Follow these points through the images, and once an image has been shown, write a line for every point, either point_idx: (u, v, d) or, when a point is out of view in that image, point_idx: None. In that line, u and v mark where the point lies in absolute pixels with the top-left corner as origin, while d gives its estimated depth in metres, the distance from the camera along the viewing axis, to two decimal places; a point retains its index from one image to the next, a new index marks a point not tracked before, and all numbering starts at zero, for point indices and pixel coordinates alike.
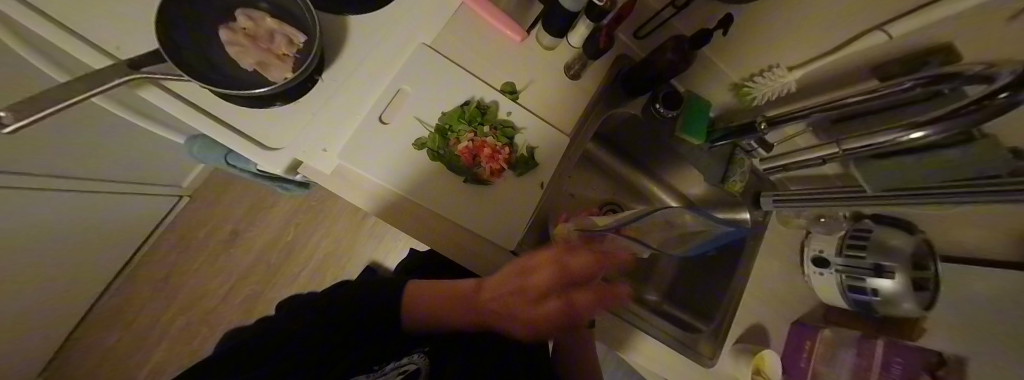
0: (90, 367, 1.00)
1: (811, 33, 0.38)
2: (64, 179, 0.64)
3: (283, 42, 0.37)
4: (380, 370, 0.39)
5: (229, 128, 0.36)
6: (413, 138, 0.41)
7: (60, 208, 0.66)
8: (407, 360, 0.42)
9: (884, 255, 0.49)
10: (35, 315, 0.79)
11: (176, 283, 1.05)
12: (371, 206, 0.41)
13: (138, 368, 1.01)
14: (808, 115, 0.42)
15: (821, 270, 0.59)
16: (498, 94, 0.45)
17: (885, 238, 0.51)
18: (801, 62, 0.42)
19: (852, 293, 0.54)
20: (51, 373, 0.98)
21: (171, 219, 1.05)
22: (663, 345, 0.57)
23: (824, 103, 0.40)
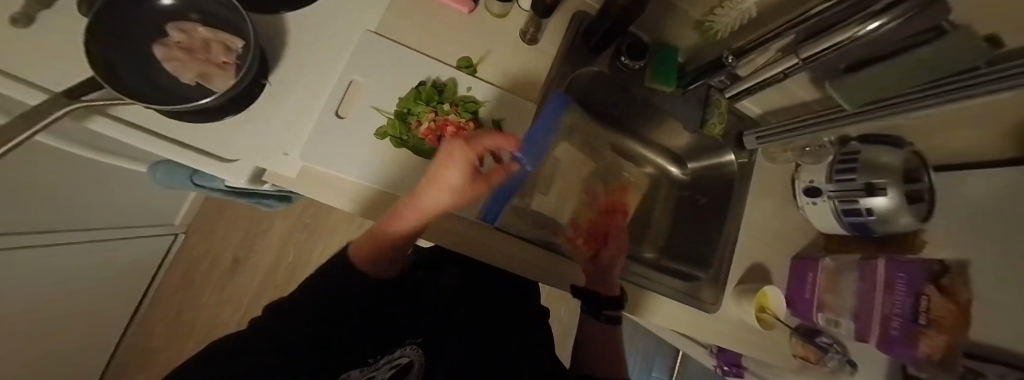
0: None
1: None
2: (57, 232, 0.64)
3: (220, 49, 0.36)
4: (375, 364, 0.33)
5: (181, 145, 0.36)
6: (373, 128, 0.41)
7: (60, 260, 0.67)
8: (400, 352, 0.35)
9: (876, 173, 0.48)
10: (57, 366, 0.81)
11: (189, 318, 1.06)
12: (345, 204, 0.40)
13: None
14: (777, 37, 0.40)
15: (814, 200, 0.58)
16: (454, 71, 0.44)
17: (874, 156, 0.49)
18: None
19: (848, 217, 0.53)
20: None
21: (171, 256, 1.06)
22: (672, 302, 0.55)
23: (790, 21, 0.38)
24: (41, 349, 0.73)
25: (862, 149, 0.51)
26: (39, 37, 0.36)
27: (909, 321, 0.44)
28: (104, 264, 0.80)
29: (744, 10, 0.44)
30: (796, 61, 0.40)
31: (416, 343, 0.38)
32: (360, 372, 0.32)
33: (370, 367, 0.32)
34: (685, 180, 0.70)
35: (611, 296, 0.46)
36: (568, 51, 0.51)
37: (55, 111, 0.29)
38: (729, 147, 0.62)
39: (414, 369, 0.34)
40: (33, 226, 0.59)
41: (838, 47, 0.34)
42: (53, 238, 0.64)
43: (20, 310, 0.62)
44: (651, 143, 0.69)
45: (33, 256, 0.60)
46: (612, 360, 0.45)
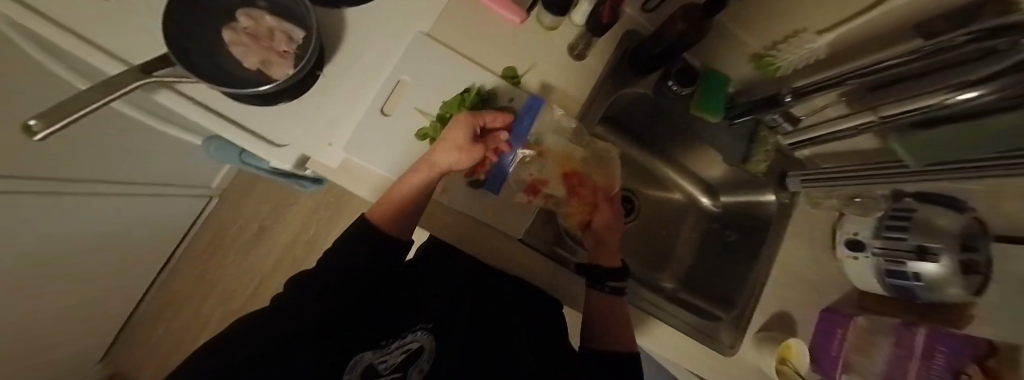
0: (150, 346, 1.14)
1: (830, 4, 0.36)
2: (110, 184, 0.70)
3: (283, 39, 0.37)
4: (387, 347, 0.35)
5: (237, 126, 0.38)
6: (413, 129, 0.41)
7: (107, 213, 0.73)
8: (411, 337, 0.37)
9: (933, 237, 0.43)
10: (91, 305, 0.89)
11: (214, 276, 1.14)
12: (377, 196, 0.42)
13: (189, 348, 1.14)
14: (842, 82, 0.38)
15: (855, 254, 0.54)
16: (499, 80, 0.44)
17: (932, 218, 0.45)
18: (830, 24, 0.39)
19: (891, 278, 0.49)
20: (118, 348, 1.13)
21: (205, 217, 1.13)
22: (690, 340, 0.53)
23: (858, 69, 0.36)
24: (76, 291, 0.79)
25: (921, 208, 0.47)
26: (119, 9, 0.39)
27: None
28: (143, 220, 0.86)
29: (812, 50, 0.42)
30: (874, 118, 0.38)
31: (426, 329, 0.39)
32: (373, 355, 0.34)
33: (382, 351, 0.35)
34: (715, 212, 0.69)
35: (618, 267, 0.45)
36: (613, 70, 0.49)
37: (131, 84, 0.30)
38: (770, 187, 0.58)
39: (423, 356, 0.37)
40: (91, 175, 0.64)
41: (927, 112, 0.31)
42: (107, 189, 0.70)
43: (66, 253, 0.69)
44: (685, 173, 0.67)
45: (87, 203, 0.66)
46: (621, 326, 0.42)
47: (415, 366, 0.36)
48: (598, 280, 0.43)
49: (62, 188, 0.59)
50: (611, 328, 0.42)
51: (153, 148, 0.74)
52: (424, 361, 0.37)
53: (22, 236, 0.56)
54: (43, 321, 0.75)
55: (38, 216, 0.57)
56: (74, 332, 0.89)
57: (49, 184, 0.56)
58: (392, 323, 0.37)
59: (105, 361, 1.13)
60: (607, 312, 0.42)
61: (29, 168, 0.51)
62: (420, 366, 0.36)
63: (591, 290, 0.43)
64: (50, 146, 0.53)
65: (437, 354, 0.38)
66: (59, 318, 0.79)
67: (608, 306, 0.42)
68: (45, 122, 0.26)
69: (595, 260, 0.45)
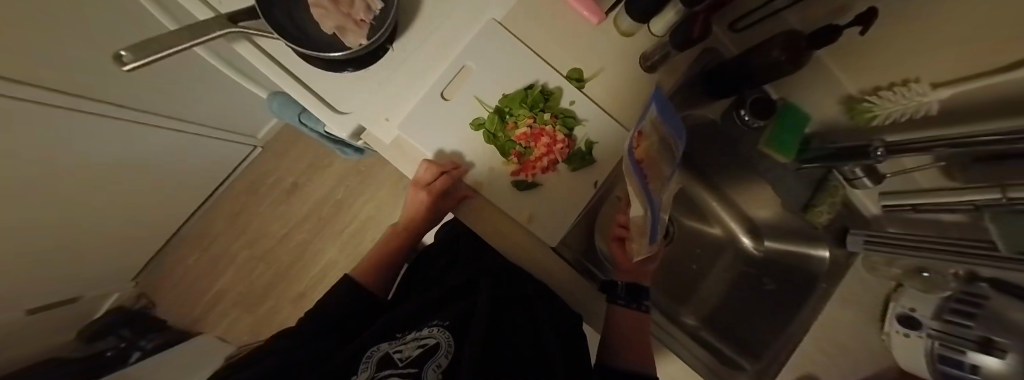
0: (184, 270, 1.25)
1: (943, 60, 0.32)
2: (124, 111, 0.73)
3: (362, 8, 0.37)
4: (401, 339, 0.38)
5: (305, 88, 0.39)
6: (471, 118, 0.41)
7: (129, 137, 0.77)
8: (427, 330, 0.38)
9: (1005, 331, 0.35)
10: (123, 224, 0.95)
11: (245, 219, 1.21)
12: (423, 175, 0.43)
13: (215, 280, 1.24)
14: (926, 149, 0.34)
15: (907, 331, 0.46)
16: (565, 80, 0.42)
17: (1003, 308, 0.37)
18: (946, 78, 0.32)
19: (944, 364, 0.41)
20: (156, 266, 1.25)
21: (247, 163, 1.19)
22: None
23: (952, 137, 0.32)
24: (106, 204, 0.85)
25: (993, 296, 0.39)
26: None
27: None
28: (177, 152, 0.90)
29: (921, 105, 0.36)
30: (997, 197, 0.31)
31: (441, 326, 0.38)
32: (387, 346, 0.37)
33: (397, 342, 0.38)
34: (755, 254, 0.66)
35: (644, 284, 0.43)
36: (684, 92, 0.48)
37: (217, 32, 0.31)
38: (826, 241, 0.55)
39: (440, 350, 0.35)
40: (107, 98, 0.68)
41: None
42: (124, 116, 0.73)
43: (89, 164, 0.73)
44: (731, 206, 0.65)
45: (99, 124, 0.69)
46: (640, 340, 0.40)
47: (431, 360, 0.33)
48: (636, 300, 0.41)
49: (65, 103, 0.61)
50: (629, 341, 0.40)
51: (181, 79, 0.77)
52: (441, 357, 0.34)
53: (38, 136, 0.60)
54: (70, 226, 0.81)
55: (44, 124, 0.60)
56: (109, 244, 0.98)
57: (60, 97, 0.60)
58: (410, 325, 0.41)
59: (140, 278, 1.25)
60: (628, 326, 0.41)
61: (40, 76, 0.55)
62: (436, 361, 0.33)
63: (611, 304, 0.41)
64: (63, 53, 0.56)
65: (455, 347, 0.35)
66: (89, 226, 0.86)
67: (632, 324, 0.40)
68: (135, 55, 0.26)
69: (621, 277, 0.43)
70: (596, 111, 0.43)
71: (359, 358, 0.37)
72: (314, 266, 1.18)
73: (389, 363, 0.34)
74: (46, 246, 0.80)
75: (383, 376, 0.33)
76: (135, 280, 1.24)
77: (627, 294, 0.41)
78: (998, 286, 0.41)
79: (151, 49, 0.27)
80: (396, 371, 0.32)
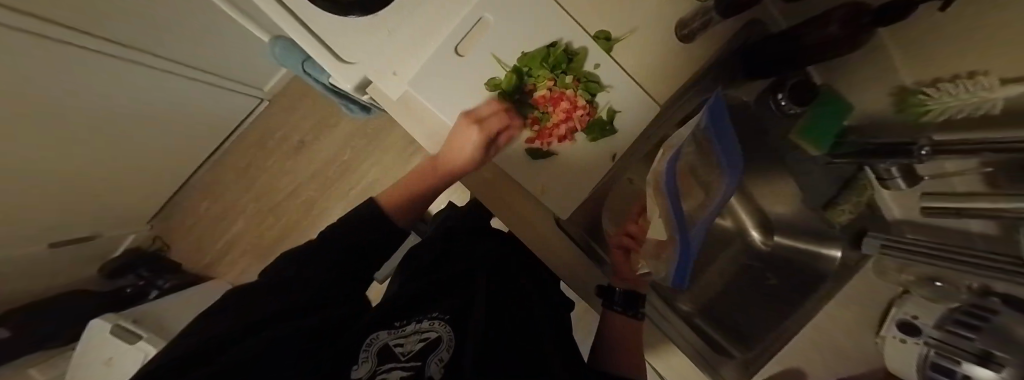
0: (196, 217, 1.28)
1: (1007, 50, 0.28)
2: (125, 50, 0.74)
3: None
4: (401, 329, 0.36)
5: (307, 31, 0.36)
6: (487, 77, 0.37)
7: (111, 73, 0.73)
8: (427, 326, 0.36)
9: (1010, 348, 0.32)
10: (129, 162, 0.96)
11: (254, 172, 1.22)
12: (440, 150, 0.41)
13: (226, 229, 1.27)
14: (975, 151, 0.31)
15: (908, 337, 0.44)
16: (592, 40, 0.38)
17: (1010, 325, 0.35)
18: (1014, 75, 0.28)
19: (936, 373, 0.39)
20: (170, 211, 1.29)
21: (255, 115, 1.19)
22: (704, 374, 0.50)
23: (1002, 141, 0.29)
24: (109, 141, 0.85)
25: (1002, 310, 0.37)
26: None
27: None
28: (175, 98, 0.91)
29: (986, 101, 0.31)
30: None
31: (441, 319, 0.38)
32: (387, 336, 0.35)
33: (396, 331, 0.35)
34: (762, 250, 0.64)
35: (643, 294, 0.42)
36: (721, 66, 0.44)
37: None
38: (840, 243, 0.54)
39: (442, 344, 0.34)
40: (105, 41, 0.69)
41: None
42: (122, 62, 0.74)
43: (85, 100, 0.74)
44: (747, 200, 0.62)
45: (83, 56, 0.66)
46: (629, 344, 0.40)
47: (434, 353, 0.33)
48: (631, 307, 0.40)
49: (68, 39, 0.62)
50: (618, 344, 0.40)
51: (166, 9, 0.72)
52: (443, 351, 0.33)
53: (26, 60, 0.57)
54: (71, 158, 0.82)
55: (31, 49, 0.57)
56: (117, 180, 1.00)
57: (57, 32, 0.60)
58: (410, 313, 0.39)
59: (154, 220, 1.30)
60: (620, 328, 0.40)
61: (44, 12, 0.56)
62: (439, 355, 0.33)
63: (607, 310, 0.40)
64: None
65: (456, 342, 0.35)
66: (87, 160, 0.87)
67: (626, 329, 0.40)
68: None
69: (618, 284, 0.42)
70: (623, 81, 0.39)
71: (357, 342, 0.33)
72: (320, 223, 1.19)
73: (390, 356, 0.32)
74: (48, 177, 0.81)
75: (385, 369, 0.31)
76: (150, 224, 1.29)
77: (623, 301, 0.40)
78: (1011, 302, 0.38)
79: None
80: (399, 365, 0.31)
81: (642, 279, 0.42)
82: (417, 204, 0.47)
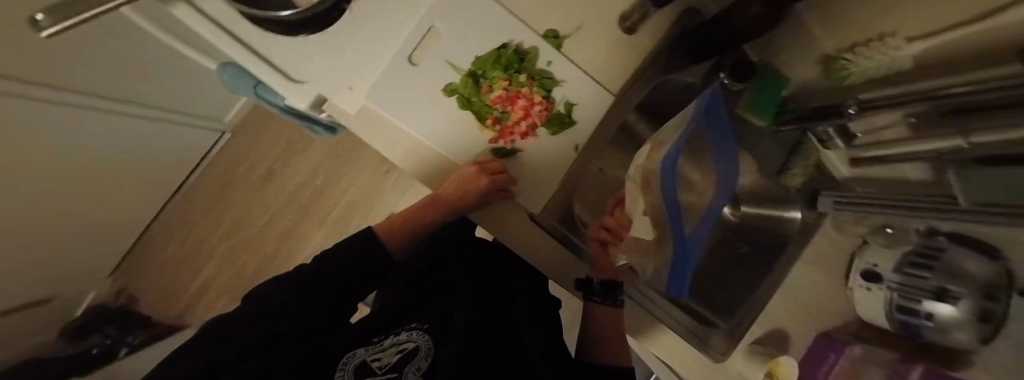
0: (163, 263, 1.22)
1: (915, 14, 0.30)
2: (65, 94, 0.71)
3: None
4: (379, 345, 0.42)
5: (257, 56, 0.35)
6: (444, 83, 0.38)
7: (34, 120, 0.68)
8: (405, 337, 0.41)
9: (961, 285, 0.37)
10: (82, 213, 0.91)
11: (223, 208, 1.18)
12: (408, 162, 0.41)
13: (198, 271, 1.21)
14: (899, 104, 0.34)
15: (869, 285, 0.47)
16: (541, 39, 0.40)
17: (959, 261, 0.38)
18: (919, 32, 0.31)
19: (902, 315, 0.43)
20: (135, 259, 1.23)
21: (219, 147, 1.16)
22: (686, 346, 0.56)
23: (923, 92, 0.31)
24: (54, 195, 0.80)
25: (947, 248, 0.41)
26: None
27: None
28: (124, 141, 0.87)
29: (898, 60, 0.35)
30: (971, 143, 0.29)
31: (420, 329, 0.43)
32: (365, 352, 0.41)
33: (374, 347, 0.42)
34: (733, 220, 0.65)
35: (621, 282, 0.44)
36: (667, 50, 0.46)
37: None
38: (798, 203, 0.57)
39: (419, 353, 0.40)
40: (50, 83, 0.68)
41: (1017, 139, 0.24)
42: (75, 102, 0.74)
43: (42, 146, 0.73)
44: None
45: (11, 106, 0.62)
46: (609, 334, 0.43)
47: (411, 364, 0.39)
48: (609, 297, 0.43)
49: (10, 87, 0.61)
50: (599, 332, 0.44)
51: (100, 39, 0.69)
52: (419, 360, 0.39)
53: None
54: (13, 216, 0.77)
55: None
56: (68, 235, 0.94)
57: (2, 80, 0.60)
58: (387, 328, 0.44)
59: (116, 272, 1.23)
60: (605, 320, 0.43)
61: None
62: (417, 364, 0.39)
63: (587, 301, 0.43)
64: None
65: (434, 349, 0.40)
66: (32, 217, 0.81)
67: (608, 318, 0.43)
68: (53, 19, 0.25)
69: (596, 276, 0.44)
70: (574, 73, 0.41)
71: (334, 363, 0.40)
72: (298, 253, 1.15)
73: (368, 371, 0.39)
74: None
75: None
76: (112, 276, 1.22)
77: (601, 292, 0.43)
78: (955, 240, 0.42)
79: (64, 13, 0.25)
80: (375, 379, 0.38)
81: (619, 269, 0.44)
82: (415, 231, 0.52)
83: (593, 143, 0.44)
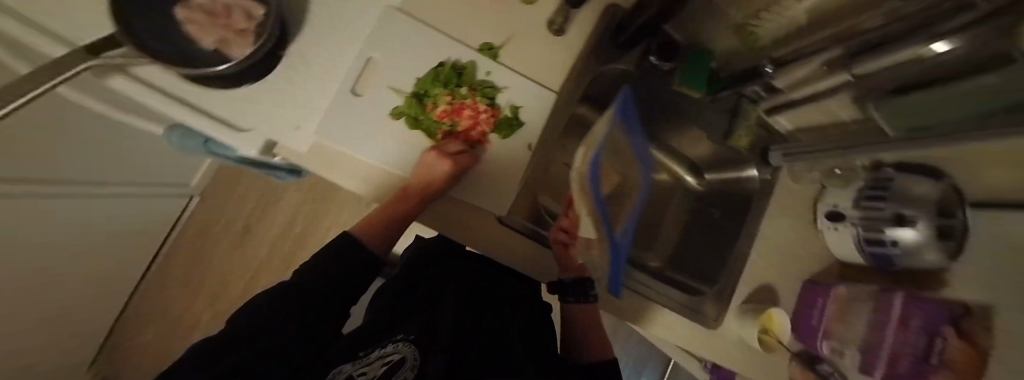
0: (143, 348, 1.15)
1: None
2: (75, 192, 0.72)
3: (240, 16, 0.35)
4: (365, 359, 0.38)
5: (204, 113, 0.36)
6: (389, 107, 0.40)
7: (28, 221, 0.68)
8: (392, 348, 0.38)
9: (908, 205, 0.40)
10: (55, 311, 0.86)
11: (201, 276, 1.14)
12: (367, 189, 0.41)
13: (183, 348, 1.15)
14: (815, 53, 0.37)
15: (836, 225, 0.51)
16: (475, 53, 0.43)
17: (908, 186, 0.42)
18: None
19: (871, 247, 0.45)
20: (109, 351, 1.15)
21: (188, 215, 1.13)
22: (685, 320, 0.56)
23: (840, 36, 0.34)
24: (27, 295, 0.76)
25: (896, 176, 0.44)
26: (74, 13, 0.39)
27: (920, 360, 0.37)
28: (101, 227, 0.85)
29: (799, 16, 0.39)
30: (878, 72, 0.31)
31: (406, 340, 0.40)
32: (351, 367, 0.37)
33: (360, 361, 0.37)
34: (700, 190, 0.69)
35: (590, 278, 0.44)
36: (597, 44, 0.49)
37: (76, 68, 0.29)
38: (752, 162, 0.60)
39: (407, 363, 0.37)
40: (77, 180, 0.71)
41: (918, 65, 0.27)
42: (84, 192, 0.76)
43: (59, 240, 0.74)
44: (670, 151, 0.68)
45: None
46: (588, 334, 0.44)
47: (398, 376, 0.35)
48: (581, 294, 0.43)
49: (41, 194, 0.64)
50: (580, 331, 0.45)
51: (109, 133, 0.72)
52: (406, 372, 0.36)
53: None
54: None
55: None
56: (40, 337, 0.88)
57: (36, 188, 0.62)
58: (367, 342, 0.40)
59: None
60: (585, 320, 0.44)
61: None
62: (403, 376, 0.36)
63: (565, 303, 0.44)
64: None
65: (421, 359, 0.37)
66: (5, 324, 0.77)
67: (584, 318, 0.44)
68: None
69: (567, 275, 0.44)
70: (512, 77, 0.43)
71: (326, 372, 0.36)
72: None
73: None
74: None
75: None
76: None
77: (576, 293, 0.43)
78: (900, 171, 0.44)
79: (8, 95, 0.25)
80: None
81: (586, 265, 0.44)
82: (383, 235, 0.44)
83: (545, 142, 0.46)
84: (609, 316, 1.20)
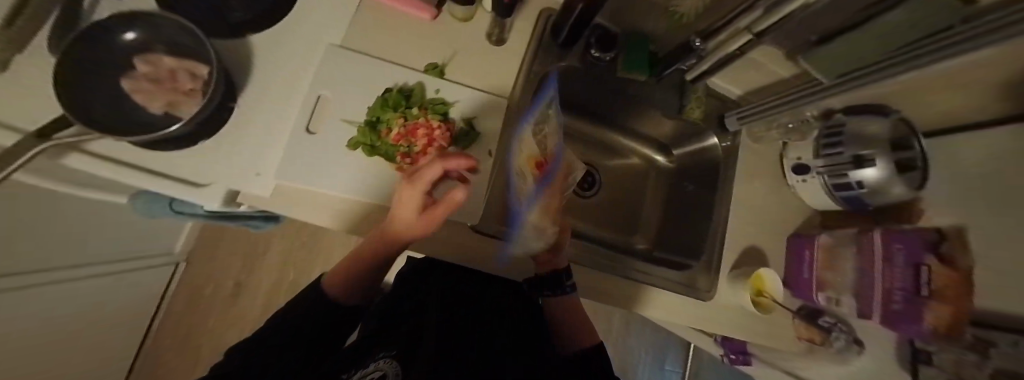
0: None
1: None
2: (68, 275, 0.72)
3: (186, 77, 0.38)
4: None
5: (164, 176, 0.36)
6: (345, 139, 0.41)
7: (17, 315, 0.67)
8: (373, 366, 0.36)
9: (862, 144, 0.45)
10: None
11: (197, 346, 1.10)
12: (334, 224, 0.40)
13: None
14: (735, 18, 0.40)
15: (803, 176, 0.55)
16: (421, 74, 0.45)
17: (862, 127, 0.46)
18: None
19: (840, 192, 0.49)
20: None
21: (176, 285, 1.11)
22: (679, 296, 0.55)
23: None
24: None
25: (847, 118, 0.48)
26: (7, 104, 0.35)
27: (912, 294, 0.44)
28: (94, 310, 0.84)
29: None
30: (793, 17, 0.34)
31: (389, 356, 0.37)
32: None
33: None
34: (671, 167, 0.71)
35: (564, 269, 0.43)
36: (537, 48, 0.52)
37: (28, 152, 0.29)
38: (711, 131, 0.62)
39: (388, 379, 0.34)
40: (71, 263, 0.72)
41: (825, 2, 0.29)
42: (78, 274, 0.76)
43: (60, 326, 0.74)
44: (634, 135, 0.70)
45: None
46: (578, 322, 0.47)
47: None
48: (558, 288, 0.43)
49: (38, 280, 0.64)
50: (569, 322, 0.47)
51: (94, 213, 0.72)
52: None
53: None
54: None
55: None
56: None
57: (32, 276, 0.63)
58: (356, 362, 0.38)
59: None
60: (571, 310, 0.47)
61: None
62: None
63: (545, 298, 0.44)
64: None
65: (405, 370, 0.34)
66: None
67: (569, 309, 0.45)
68: None
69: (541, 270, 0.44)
70: (459, 90, 0.45)
71: None
72: None
73: None
74: None
75: None
76: None
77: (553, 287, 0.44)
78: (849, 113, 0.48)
79: None
80: None
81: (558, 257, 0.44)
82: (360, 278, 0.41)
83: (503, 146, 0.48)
84: (616, 310, 1.19)
